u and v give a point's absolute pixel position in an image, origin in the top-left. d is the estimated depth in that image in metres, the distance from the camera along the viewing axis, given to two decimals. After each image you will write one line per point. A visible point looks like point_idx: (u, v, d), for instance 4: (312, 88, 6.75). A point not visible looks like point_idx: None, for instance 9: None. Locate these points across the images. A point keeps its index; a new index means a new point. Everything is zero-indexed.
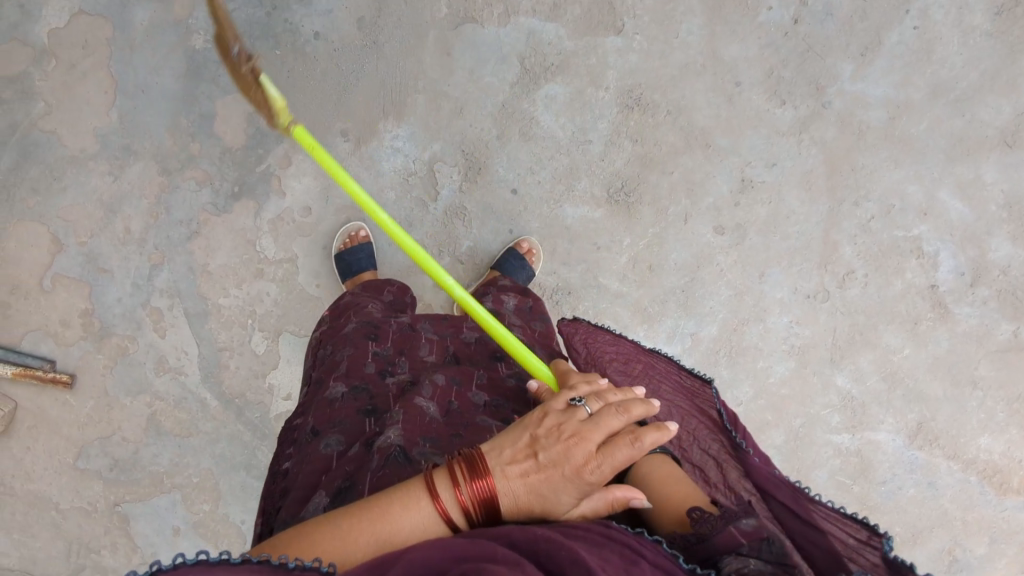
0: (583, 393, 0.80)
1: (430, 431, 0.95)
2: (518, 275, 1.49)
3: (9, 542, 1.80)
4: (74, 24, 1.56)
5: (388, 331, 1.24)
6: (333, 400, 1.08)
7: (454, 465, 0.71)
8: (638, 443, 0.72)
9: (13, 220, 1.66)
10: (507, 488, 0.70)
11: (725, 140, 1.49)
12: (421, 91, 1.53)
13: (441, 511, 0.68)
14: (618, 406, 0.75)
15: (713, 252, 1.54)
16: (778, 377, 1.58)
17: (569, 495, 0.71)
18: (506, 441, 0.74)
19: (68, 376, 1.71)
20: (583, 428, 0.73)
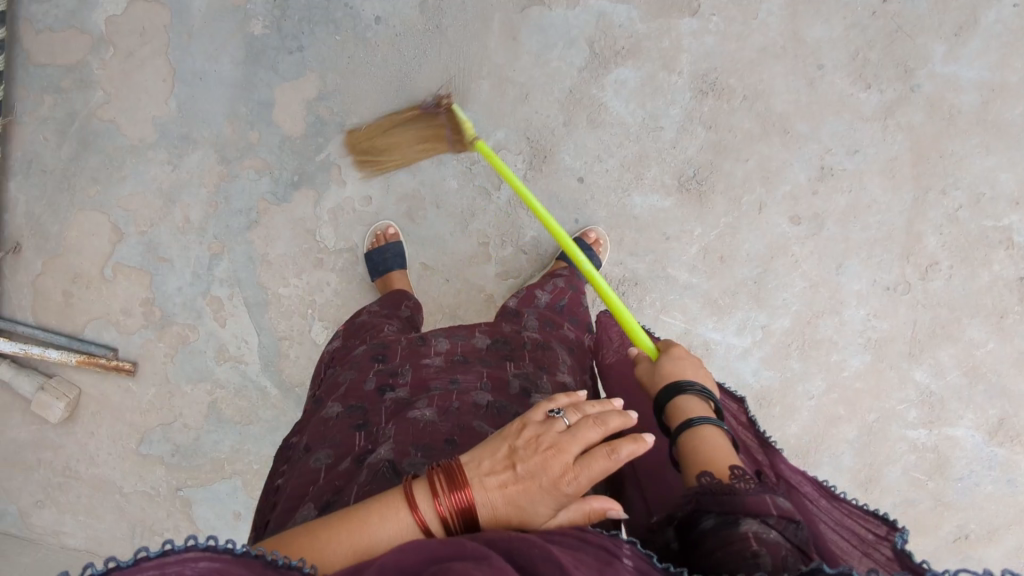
0: (563, 403, 0.74)
1: (422, 439, 0.92)
2: (586, 268, 1.46)
3: (77, 522, 1.84)
4: (131, 11, 1.54)
5: (395, 345, 1.21)
6: (328, 418, 1.06)
7: (432, 476, 0.67)
8: (614, 455, 0.66)
9: (74, 209, 1.65)
10: (484, 501, 0.66)
11: (805, 126, 1.43)
12: (485, 76, 1.47)
13: (418, 521, 0.64)
14: (594, 416, 0.70)
15: (788, 242, 1.48)
16: (852, 370, 1.53)
17: (546, 506, 0.67)
18: (483, 453, 0.70)
19: (132, 365, 1.71)
20: (561, 438, 0.68)
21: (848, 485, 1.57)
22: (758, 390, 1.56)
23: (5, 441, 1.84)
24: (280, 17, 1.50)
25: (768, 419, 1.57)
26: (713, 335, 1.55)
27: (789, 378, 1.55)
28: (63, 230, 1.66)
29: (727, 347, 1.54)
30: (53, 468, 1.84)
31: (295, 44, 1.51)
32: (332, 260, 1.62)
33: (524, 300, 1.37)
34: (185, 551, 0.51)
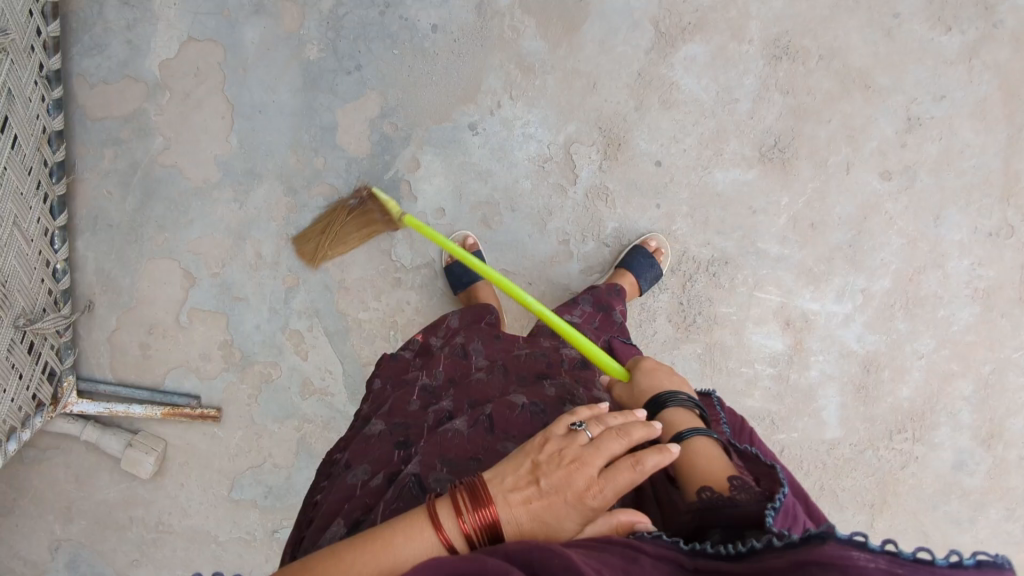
0: (585, 415, 0.75)
1: (451, 452, 0.92)
2: (645, 276, 1.43)
3: None
4: (184, 53, 1.53)
5: (443, 357, 1.22)
6: (371, 435, 1.05)
7: (456, 495, 0.68)
8: (638, 467, 0.67)
9: (143, 260, 1.61)
10: (510, 516, 0.67)
11: (886, 78, 1.42)
12: (551, 71, 1.47)
13: (444, 541, 0.65)
14: (617, 429, 0.71)
15: (881, 199, 1.44)
16: (961, 324, 1.46)
17: (573, 520, 0.68)
18: (507, 470, 0.72)
19: (217, 410, 1.63)
20: (584, 452, 0.70)
21: (970, 444, 1.49)
22: (864, 355, 1.48)
23: (94, 503, 1.72)
24: (334, 38, 1.50)
25: (877, 385, 1.49)
26: (812, 306, 1.49)
27: (896, 340, 1.47)
28: (134, 282, 1.62)
29: (828, 317, 1.48)
30: (147, 524, 1.71)
31: (352, 64, 1.51)
32: (410, 278, 1.60)
33: (555, 320, 1.32)
34: None
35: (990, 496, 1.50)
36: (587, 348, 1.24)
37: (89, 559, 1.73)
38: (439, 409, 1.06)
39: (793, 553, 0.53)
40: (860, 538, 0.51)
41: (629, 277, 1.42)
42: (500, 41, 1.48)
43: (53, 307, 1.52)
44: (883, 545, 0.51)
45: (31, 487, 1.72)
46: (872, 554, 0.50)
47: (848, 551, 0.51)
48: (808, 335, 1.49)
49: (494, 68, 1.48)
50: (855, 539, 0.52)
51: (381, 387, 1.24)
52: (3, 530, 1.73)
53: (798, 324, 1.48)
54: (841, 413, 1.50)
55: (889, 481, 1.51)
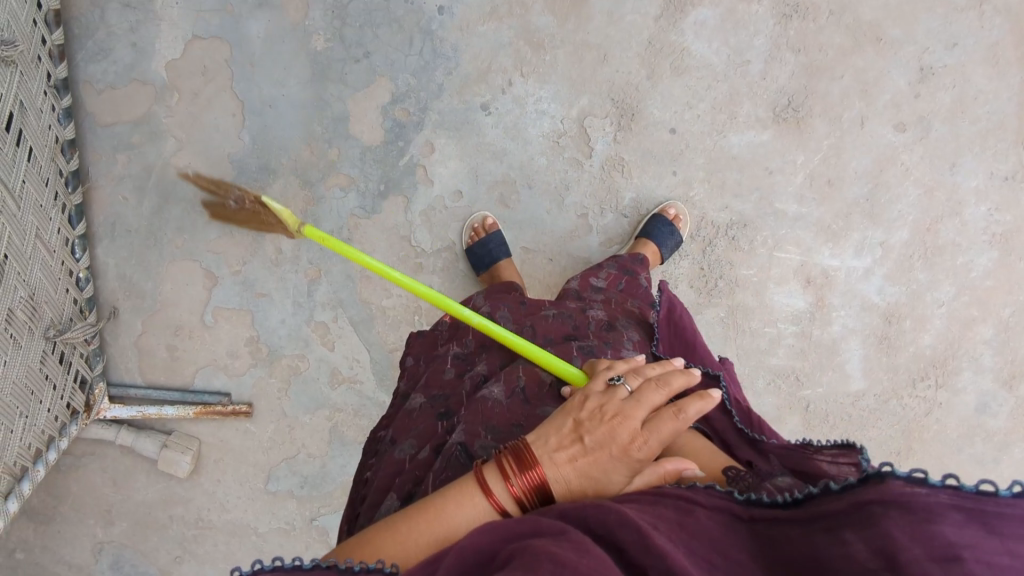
0: (620, 372, 0.80)
1: (492, 419, 0.93)
2: (667, 244, 1.43)
3: (217, 572, 1.74)
4: (190, 52, 1.53)
5: (469, 326, 1.20)
6: (411, 410, 1.06)
7: (502, 460, 0.71)
8: (681, 414, 0.72)
9: (163, 263, 1.61)
10: (558, 475, 0.70)
11: (897, 30, 1.41)
12: (560, 45, 1.47)
13: (495, 505, 0.68)
14: (656, 382, 0.76)
15: (896, 151, 1.45)
16: (981, 270, 1.48)
17: (620, 474, 0.71)
18: (549, 432, 0.74)
19: (248, 406, 1.64)
20: (625, 407, 0.74)
21: (993, 386, 1.52)
22: (885, 308, 1.50)
23: (134, 504, 1.73)
24: (340, 26, 1.50)
25: (900, 336, 1.51)
26: (832, 263, 1.50)
27: (917, 290, 1.49)
28: (157, 286, 1.62)
29: (848, 272, 1.49)
30: (187, 521, 1.73)
31: (360, 52, 1.50)
32: (431, 262, 1.57)
33: (582, 282, 1.28)
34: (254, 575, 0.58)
35: (1013, 436, 1.53)
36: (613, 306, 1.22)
37: (133, 559, 1.74)
38: (475, 375, 1.07)
39: (854, 493, 0.53)
40: (921, 474, 0.49)
41: (651, 245, 1.43)
42: (507, 18, 1.47)
43: (80, 316, 1.52)
44: (945, 480, 0.48)
45: (70, 494, 1.73)
46: (933, 489, 0.48)
47: (907, 488, 0.49)
48: (829, 291, 1.50)
49: (503, 46, 1.48)
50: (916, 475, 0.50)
51: (414, 364, 1.24)
52: (45, 537, 1.74)
53: (819, 281, 1.50)
54: (865, 364, 1.52)
55: (914, 428, 1.53)
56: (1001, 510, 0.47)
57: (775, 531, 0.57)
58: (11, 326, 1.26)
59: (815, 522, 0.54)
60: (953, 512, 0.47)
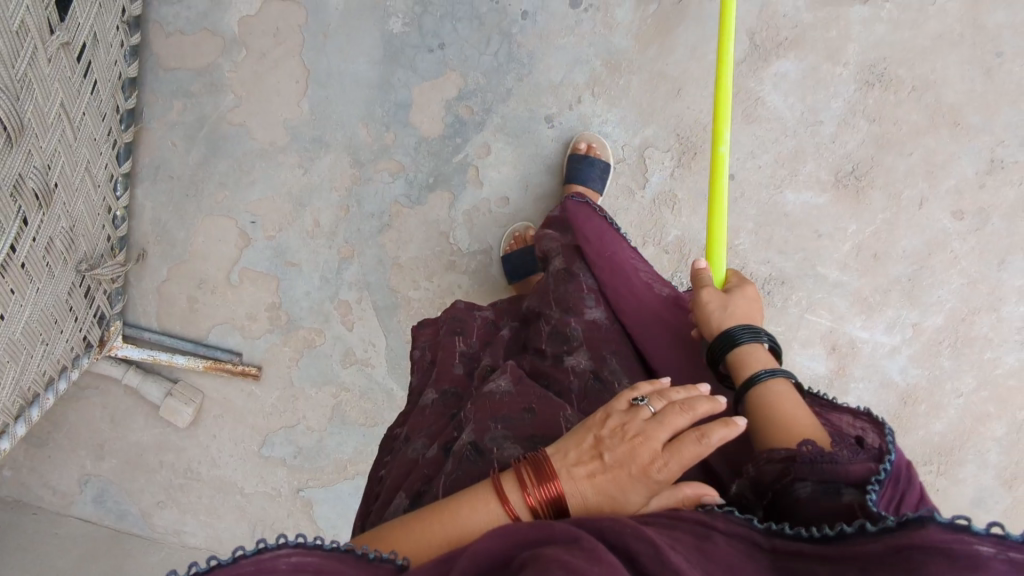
0: (646, 390, 0.75)
1: (501, 410, 0.90)
2: (596, 183, 1.42)
3: (196, 524, 1.72)
4: (266, 11, 1.52)
5: (472, 325, 1.17)
6: (424, 407, 1.05)
7: (520, 469, 0.69)
8: (704, 440, 0.66)
9: (200, 215, 1.61)
10: (575, 490, 0.67)
11: (978, 117, 1.37)
12: (636, 71, 1.44)
13: (508, 512, 0.66)
14: (681, 403, 0.70)
15: (948, 237, 1.43)
16: (1006, 368, 1.47)
17: (638, 494, 0.67)
18: (570, 444, 0.71)
19: (257, 368, 1.64)
20: (648, 427, 0.69)
21: (993, 483, 1.51)
22: (903, 388, 1.50)
23: (127, 444, 1.71)
24: (420, 13, 1.48)
25: (912, 417, 1.50)
26: (860, 334, 1.49)
27: (937, 377, 1.49)
28: (188, 235, 1.62)
29: (875, 346, 1.49)
30: (176, 470, 1.71)
31: (435, 42, 1.48)
32: (465, 262, 1.57)
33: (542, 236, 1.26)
34: (278, 549, 0.58)
35: None
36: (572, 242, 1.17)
37: (117, 497, 1.73)
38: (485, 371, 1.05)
39: (891, 534, 0.52)
40: (966, 522, 0.49)
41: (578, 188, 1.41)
42: (588, 34, 1.44)
43: (110, 253, 1.51)
44: (990, 528, 0.49)
45: (65, 423, 1.71)
46: (977, 537, 0.49)
47: (951, 534, 0.49)
48: (851, 361, 1.50)
49: (580, 62, 1.45)
50: (958, 522, 0.50)
51: (421, 355, 1.19)
52: (34, 459, 1.73)
53: (843, 350, 1.49)
54: None
55: None
56: None
57: (799, 565, 0.56)
58: (49, 256, 1.25)
59: (848, 562, 0.54)
60: (998, 563, 0.48)
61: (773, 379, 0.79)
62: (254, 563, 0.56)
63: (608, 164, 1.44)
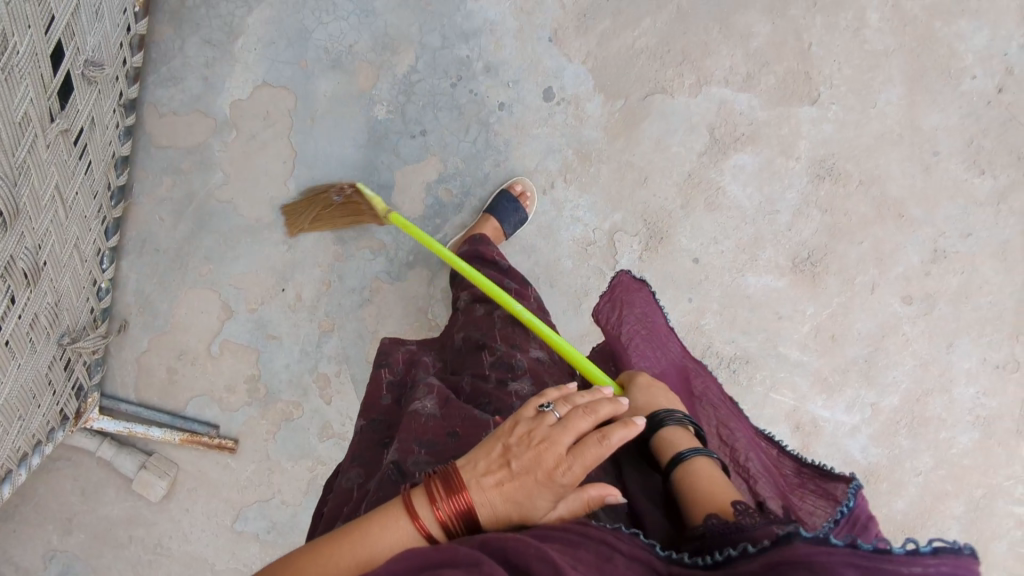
0: (551, 397, 0.79)
1: (425, 435, 0.95)
2: (510, 220, 1.47)
3: None
4: (256, 96, 1.57)
5: (397, 353, 1.17)
6: (355, 438, 1.07)
7: (431, 483, 0.73)
8: (605, 441, 0.72)
9: (184, 287, 1.65)
10: (485, 499, 0.72)
11: (919, 210, 1.47)
12: (606, 160, 1.51)
13: (419, 528, 0.70)
14: (584, 408, 0.76)
15: (900, 321, 1.51)
16: (961, 447, 1.54)
17: (545, 498, 0.72)
18: (479, 454, 0.75)
19: (234, 442, 1.64)
20: (552, 432, 0.74)
21: None
22: (866, 466, 1.55)
23: (96, 518, 1.68)
24: (404, 102, 1.53)
25: (876, 495, 1.54)
26: (821, 412, 1.55)
27: (897, 456, 1.54)
28: (171, 307, 1.65)
29: (836, 425, 1.55)
30: (145, 545, 1.68)
31: (418, 129, 1.54)
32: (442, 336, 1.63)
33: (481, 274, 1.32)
34: None
35: None
36: (526, 300, 1.25)
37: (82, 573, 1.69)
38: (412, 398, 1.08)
39: (766, 554, 0.61)
40: (824, 534, 0.58)
41: (493, 221, 1.46)
42: (560, 124, 1.51)
43: (92, 325, 1.54)
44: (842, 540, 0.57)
45: (34, 496, 1.69)
46: (833, 549, 0.57)
47: (813, 547, 0.58)
48: (815, 440, 1.55)
49: (552, 151, 1.52)
50: (820, 536, 0.59)
51: None
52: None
53: (807, 428, 1.55)
54: None
55: None
56: (894, 567, 0.56)
57: None
58: (33, 331, 1.28)
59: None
60: (850, 569, 0.56)
61: (697, 457, 0.83)
62: None
63: (528, 217, 1.50)
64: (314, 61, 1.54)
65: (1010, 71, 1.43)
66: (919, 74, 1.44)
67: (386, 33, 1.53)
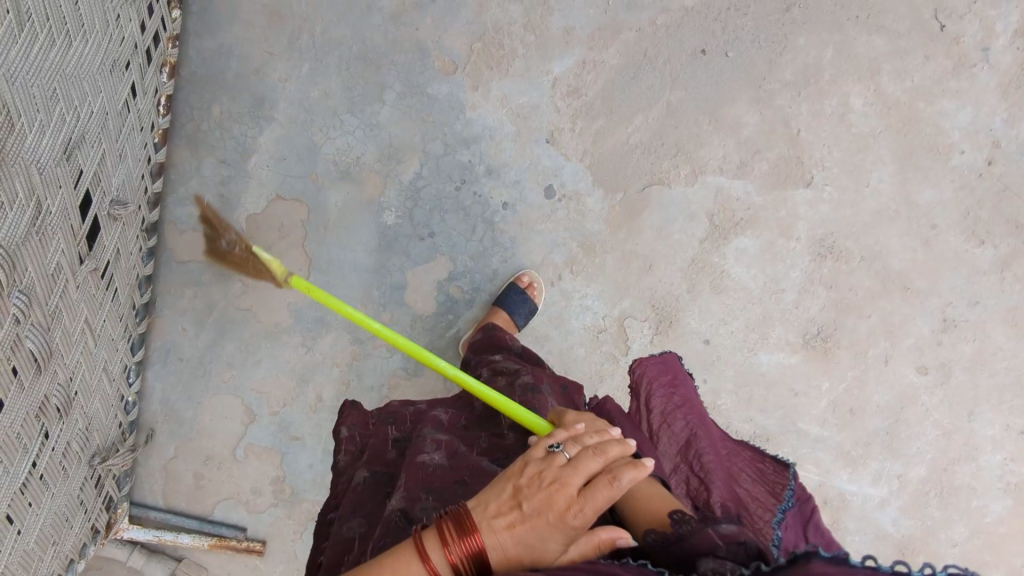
0: (561, 438, 0.80)
1: (432, 483, 0.96)
2: (520, 312, 1.49)
3: None
4: (270, 210, 1.62)
5: (405, 413, 1.19)
6: (355, 486, 1.05)
7: (443, 525, 0.73)
8: (615, 482, 0.71)
9: (208, 394, 1.69)
10: (495, 542, 0.71)
11: (924, 282, 1.49)
12: (610, 251, 1.54)
13: (431, 570, 0.71)
14: (594, 448, 0.75)
15: (917, 392, 1.51)
16: (995, 516, 1.51)
17: (556, 541, 0.71)
18: (491, 495, 0.76)
19: (262, 544, 1.67)
20: (563, 473, 0.73)
21: None
22: (898, 538, 1.53)
23: None
24: (412, 206, 1.59)
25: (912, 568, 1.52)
26: (849, 487, 1.54)
27: (930, 526, 1.52)
28: (196, 414, 1.69)
29: (864, 498, 1.53)
30: None
31: (426, 231, 1.59)
32: None
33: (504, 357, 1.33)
34: None
35: None
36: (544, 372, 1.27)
37: None
38: None
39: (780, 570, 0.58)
40: (844, 555, 0.56)
41: (502, 313, 1.48)
42: (564, 220, 1.55)
43: (121, 439, 1.57)
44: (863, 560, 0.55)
45: None
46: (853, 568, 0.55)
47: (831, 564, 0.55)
48: (845, 515, 1.53)
49: (558, 245, 1.56)
50: (839, 556, 0.56)
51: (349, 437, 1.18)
52: None
53: (835, 503, 1.53)
54: None
55: None
56: None
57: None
58: (66, 458, 1.33)
59: None
60: None
61: (636, 477, 0.86)
62: None
63: (537, 308, 1.53)
64: (324, 175, 1.61)
65: (999, 143, 1.46)
66: (908, 152, 1.48)
67: (392, 144, 1.59)
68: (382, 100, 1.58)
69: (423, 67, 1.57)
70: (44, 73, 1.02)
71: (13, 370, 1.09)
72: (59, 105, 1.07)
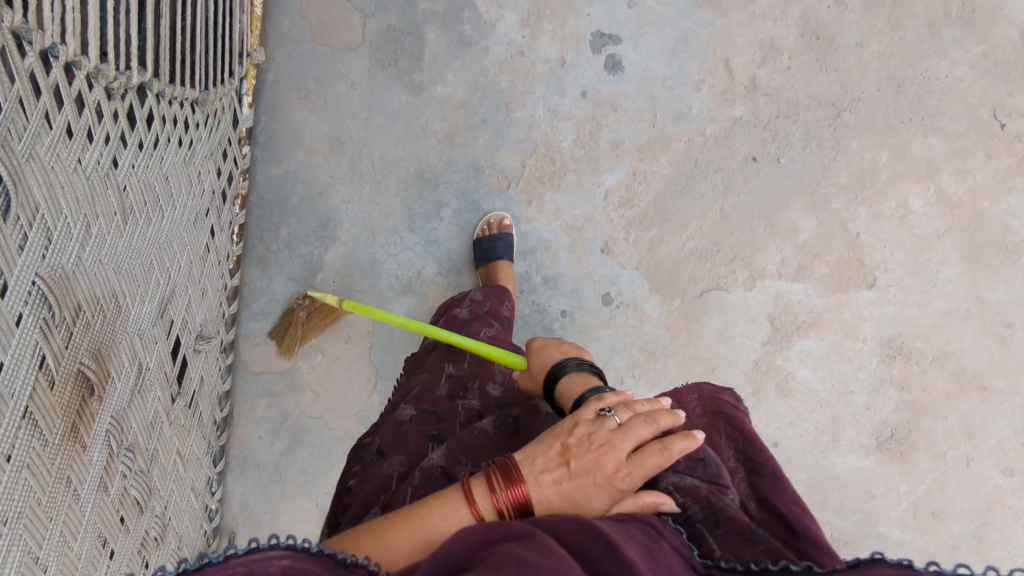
0: (613, 402, 0.84)
1: (476, 448, 0.95)
2: None
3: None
4: (341, 322, 1.73)
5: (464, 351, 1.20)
6: (400, 423, 1.07)
7: (491, 473, 0.77)
8: (665, 452, 0.76)
9: (284, 498, 1.73)
10: (541, 495, 0.75)
11: (1003, 381, 1.44)
12: (671, 355, 1.52)
13: (477, 515, 0.74)
14: (645, 417, 0.80)
15: (1005, 494, 1.43)
16: None
17: (602, 501, 0.76)
18: (540, 451, 0.80)
19: None
20: (612, 437, 0.78)
21: None
22: None
23: None
24: None
25: None
26: None
27: None
28: (273, 516, 1.73)
29: None
30: None
31: None
32: None
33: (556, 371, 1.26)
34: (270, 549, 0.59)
35: None
36: None
37: None
38: (467, 406, 1.08)
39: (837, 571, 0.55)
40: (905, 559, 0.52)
41: None
42: (623, 325, 1.54)
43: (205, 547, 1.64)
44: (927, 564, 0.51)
45: None
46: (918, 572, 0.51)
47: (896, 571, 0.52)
48: None
49: (618, 350, 1.54)
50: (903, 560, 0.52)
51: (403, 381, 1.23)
52: None
53: None
54: None
55: None
56: None
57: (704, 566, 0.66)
58: None
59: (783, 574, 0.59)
60: None
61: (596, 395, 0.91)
62: (243, 562, 0.57)
63: None
64: None
65: None
66: (977, 250, 1.45)
67: (451, 258, 1.66)
68: (439, 217, 1.66)
69: (478, 185, 1.63)
70: (144, 253, 1.09)
71: (121, 518, 1.09)
72: (156, 275, 1.15)
